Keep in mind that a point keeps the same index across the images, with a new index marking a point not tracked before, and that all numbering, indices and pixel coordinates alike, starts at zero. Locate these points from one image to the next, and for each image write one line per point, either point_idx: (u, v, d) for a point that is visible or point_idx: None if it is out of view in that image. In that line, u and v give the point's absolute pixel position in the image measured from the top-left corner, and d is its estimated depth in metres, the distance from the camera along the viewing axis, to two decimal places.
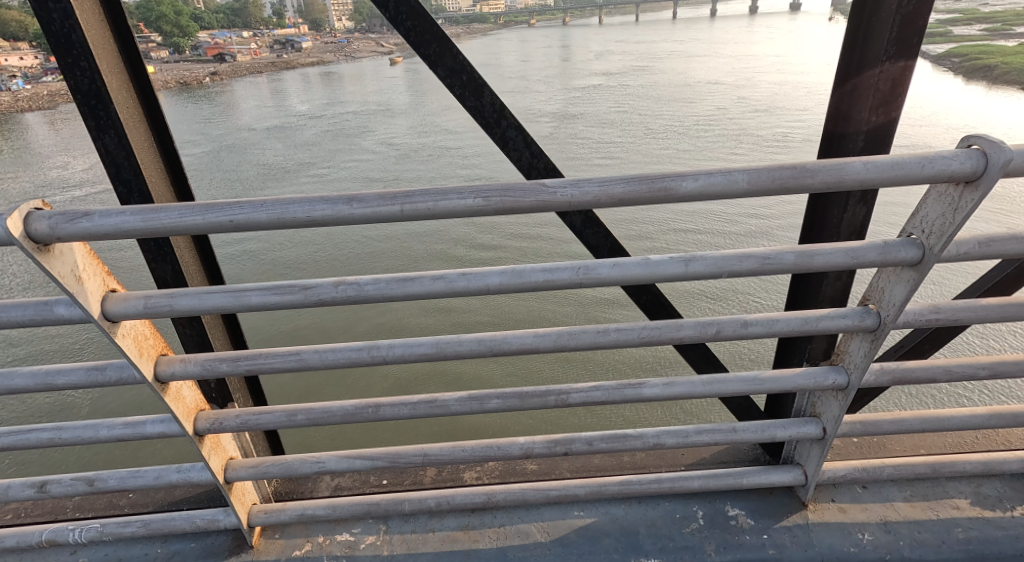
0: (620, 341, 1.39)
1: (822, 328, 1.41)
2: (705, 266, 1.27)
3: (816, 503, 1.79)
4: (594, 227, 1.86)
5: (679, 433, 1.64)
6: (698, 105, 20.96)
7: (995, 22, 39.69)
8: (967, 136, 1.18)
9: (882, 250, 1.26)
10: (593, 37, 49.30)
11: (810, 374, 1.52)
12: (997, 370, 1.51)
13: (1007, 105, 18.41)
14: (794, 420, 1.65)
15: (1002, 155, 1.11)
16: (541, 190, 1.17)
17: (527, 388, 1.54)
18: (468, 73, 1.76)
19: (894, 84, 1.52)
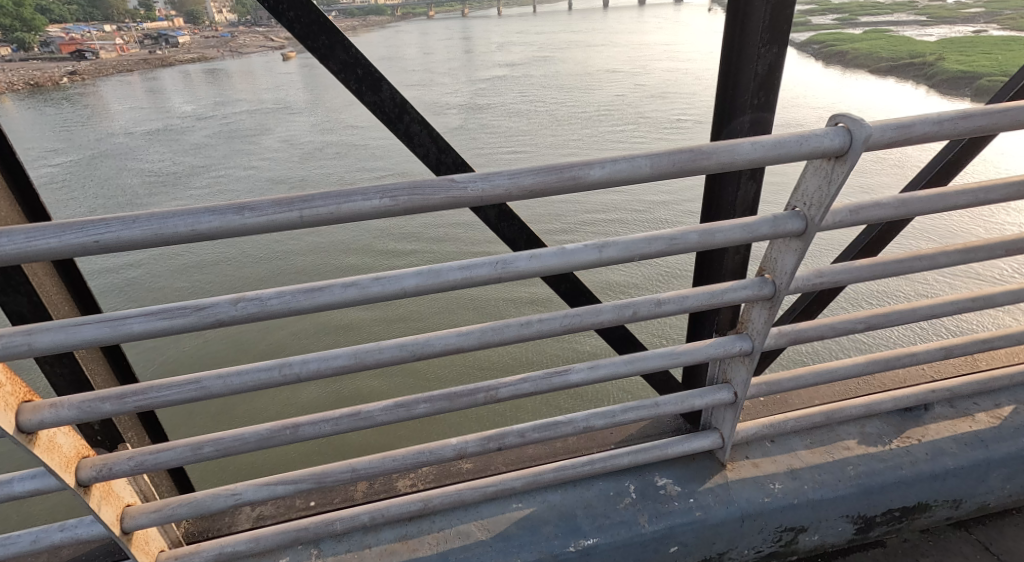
0: (543, 331, 1.46)
1: (727, 300, 1.52)
2: (617, 251, 1.35)
3: (733, 462, 1.93)
4: (509, 220, 1.92)
5: (606, 413, 1.73)
6: (595, 93, 21.63)
7: (846, 13, 43.65)
8: (836, 114, 1.33)
9: (772, 224, 1.39)
10: (488, 28, 49.51)
11: (718, 344, 1.65)
12: (871, 323, 1.68)
13: (863, 85, 20.35)
14: (708, 388, 1.77)
15: (863, 131, 1.25)
16: (451, 185, 1.21)
17: (453, 388, 1.57)
18: (363, 66, 1.76)
19: (770, 70, 1.66)
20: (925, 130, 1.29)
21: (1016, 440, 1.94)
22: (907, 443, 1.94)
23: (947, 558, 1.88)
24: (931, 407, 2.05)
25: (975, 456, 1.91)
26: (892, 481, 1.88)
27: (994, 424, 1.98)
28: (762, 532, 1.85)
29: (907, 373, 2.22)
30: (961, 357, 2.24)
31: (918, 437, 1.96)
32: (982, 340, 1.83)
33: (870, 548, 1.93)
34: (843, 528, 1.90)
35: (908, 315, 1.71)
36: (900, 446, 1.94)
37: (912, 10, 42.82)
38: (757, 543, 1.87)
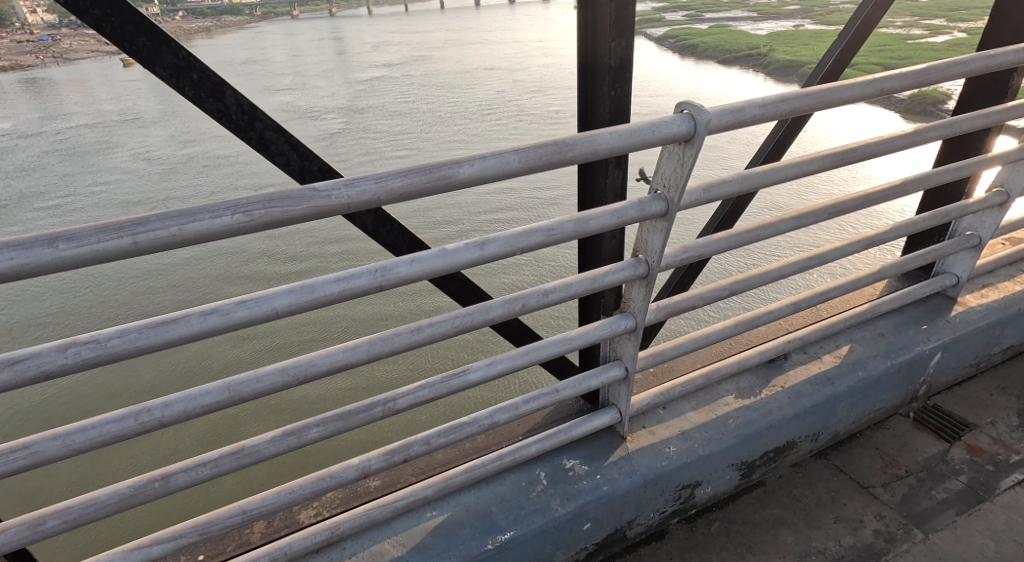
0: (435, 335, 1.49)
1: (607, 283, 1.64)
2: (497, 246, 1.41)
3: (631, 434, 2.05)
4: (387, 224, 1.93)
5: (509, 407, 1.80)
6: (472, 91, 21.83)
7: (694, 9, 47.13)
8: (680, 102, 1.47)
9: (638, 207, 1.51)
10: (357, 29, 48.25)
11: (605, 325, 1.76)
12: (734, 289, 1.87)
13: (716, 74, 22.06)
14: (601, 367, 1.89)
15: (702, 117, 1.40)
16: (313, 194, 1.17)
17: (347, 406, 1.53)
18: (197, 70, 1.67)
19: (622, 62, 1.78)
20: (753, 113, 1.47)
21: (856, 375, 2.24)
22: (774, 392, 2.17)
23: (812, 485, 2.16)
24: (789, 356, 2.31)
25: (827, 394, 2.18)
26: (765, 428, 2.10)
27: (838, 362, 2.27)
28: (663, 494, 2.00)
29: (768, 330, 2.49)
30: (809, 309, 2.54)
31: (782, 385, 2.20)
32: (821, 292, 2.10)
33: (752, 490, 2.17)
34: (729, 477, 2.11)
35: (762, 279, 1.91)
36: (768, 395, 2.17)
37: (751, 6, 46.98)
38: (659, 506, 2.02)
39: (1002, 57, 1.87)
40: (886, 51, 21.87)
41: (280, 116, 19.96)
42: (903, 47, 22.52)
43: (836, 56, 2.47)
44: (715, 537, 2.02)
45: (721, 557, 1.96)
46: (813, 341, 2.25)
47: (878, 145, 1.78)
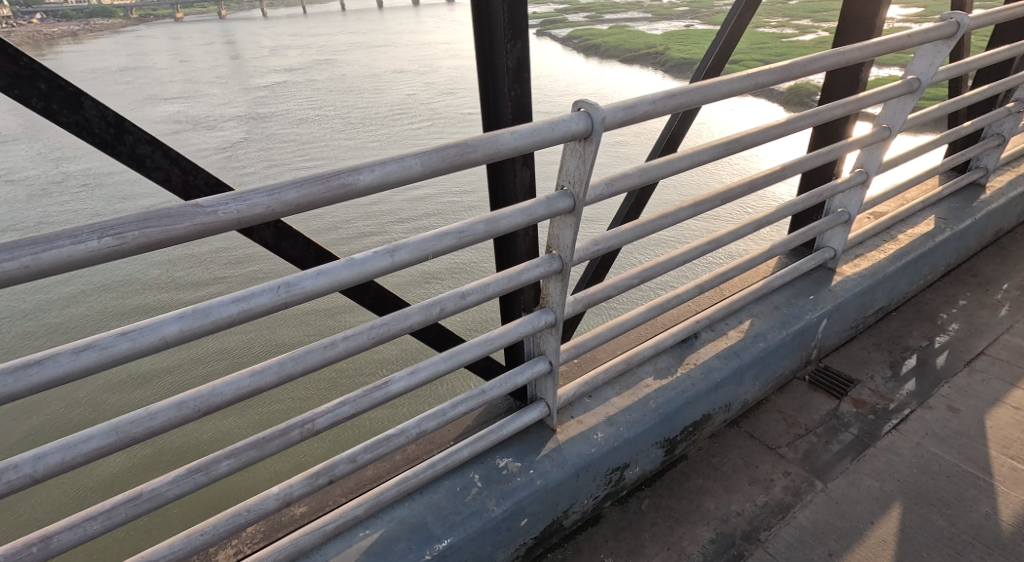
0: (350, 349, 1.47)
1: (524, 280, 1.69)
2: (408, 253, 1.42)
3: (560, 426, 2.10)
4: (289, 237, 1.89)
5: (437, 414, 1.81)
6: (379, 95, 21.47)
7: (593, 11, 48.40)
8: (577, 101, 1.53)
9: (546, 204, 1.57)
10: (252, 32, 46.22)
11: (526, 322, 1.81)
12: (644, 276, 1.98)
13: (617, 72, 22.78)
14: (526, 364, 1.94)
15: (598, 114, 1.47)
16: (197, 211, 1.12)
17: (261, 433, 1.48)
18: (46, 79, 1.58)
19: (519, 63, 1.85)
20: (644, 109, 1.57)
21: (759, 348, 2.41)
22: (688, 370, 2.30)
23: (729, 453, 2.31)
24: (699, 334, 2.45)
25: (734, 366, 2.33)
26: (683, 404, 2.21)
27: (742, 337, 2.43)
28: (595, 480, 2.07)
29: (679, 313, 2.64)
30: (713, 290, 2.71)
31: (695, 362, 2.33)
32: (722, 273, 2.24)
33: (677, 464, 2.29)
34: (654, 455, 2.21)
35: (667, 266, 2.02)
36: (683, 373, 2.29)
37: (647, 6, 48.87)
38: (592, 492, 2.08)
39: (852, 52, 2.07)
40: (767, 45, 23.37)
41: (172, 125, 18.83)
42: (780, 42, 24.23)
43: (716, 55, 2.66)
44: (646, 515, 2.12)
45: (653, 533, 2.06)
46: (719, 319, 2.41)
47: (758, 135, 1.94)
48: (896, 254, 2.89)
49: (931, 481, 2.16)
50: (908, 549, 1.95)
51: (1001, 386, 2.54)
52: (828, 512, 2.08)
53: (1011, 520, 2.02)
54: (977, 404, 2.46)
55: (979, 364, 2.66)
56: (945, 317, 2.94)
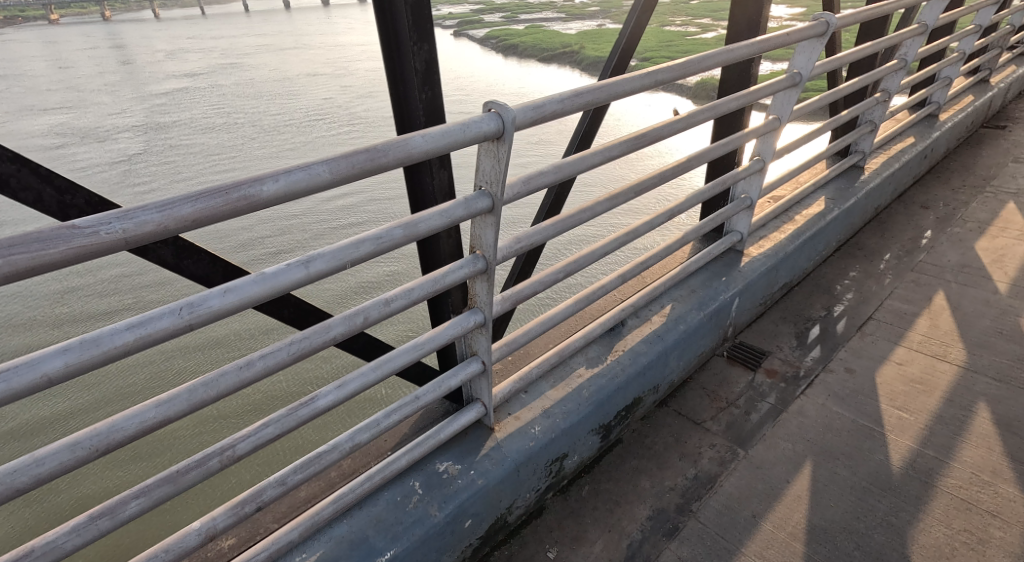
0: (268, 368, 1.44)
1: (449, 283, 1.70)
2: (322, 264, 1.41)
3: (498, 424, 2.12)
4: (192, 255, 1.81)
5: (371, 425, 1.79)
6: (292, 100, 20.76)
7: (508, 11, 48.61)
8: (487, 102, 1.57)
9: (465, 205, 1.59)
10: (149, 34, 43.56)
11: (456, 324, 1.83)
12: (568, 270, 2.03)
13: (535, 72, 23.00)
14: (459, 366, 1.95)
15: (509, 114, 1.51)
16: (75, 233, 1.05)
17: (175, 467, 1.42)
18: None
19: (427, 66, 1.87)
20: (553, 108, 1.62)
21: (680, 331, 2.52)
22: (617, 356, 2.38)
23: (660, 433, 2.42)
24: (625, 322, 2.54)
25: (658, 349, 2.43)
26: (614, 390, 2.29)
27: (665, 321, 2.54)
28: (535, 473, 2.10)
29: (604, 303, 2.72)
30: (635, 278, 2.82)
31: (623, 348, 2.41)
32: (641, 262, 2.34)
33: (613, 449, 2.37)
34: (591, 443, 2.28)
35: (589, 260, 2.09)
36: (613, 359, 2.37)
37: (560, 6, 49.65)
38: (533, 485, 2.12)
39: (739, 50, 2.21)
40: (675, 42, 24.21)
41: (59, 136, 17.44)
42: (687, 39, 25.20)
43: (619, 52, 2.75)
44: (586, 501, 2.18)
45: (594, 518, 2.12)
46: (641, 306, 2.50)
47: (664, 128, 2.03)
48: (795, 233, 3.10)
49: (834, 438, 2.35)
50: (819, 502, 2.11)
51: (889, 345, 2.79)
52: (751, 477, 2.21)
53: (902, 463, 2.23)
54: (870, 363, 2.69)
55: (869, 328, 2.91)
56: (840, 288, 3.20)
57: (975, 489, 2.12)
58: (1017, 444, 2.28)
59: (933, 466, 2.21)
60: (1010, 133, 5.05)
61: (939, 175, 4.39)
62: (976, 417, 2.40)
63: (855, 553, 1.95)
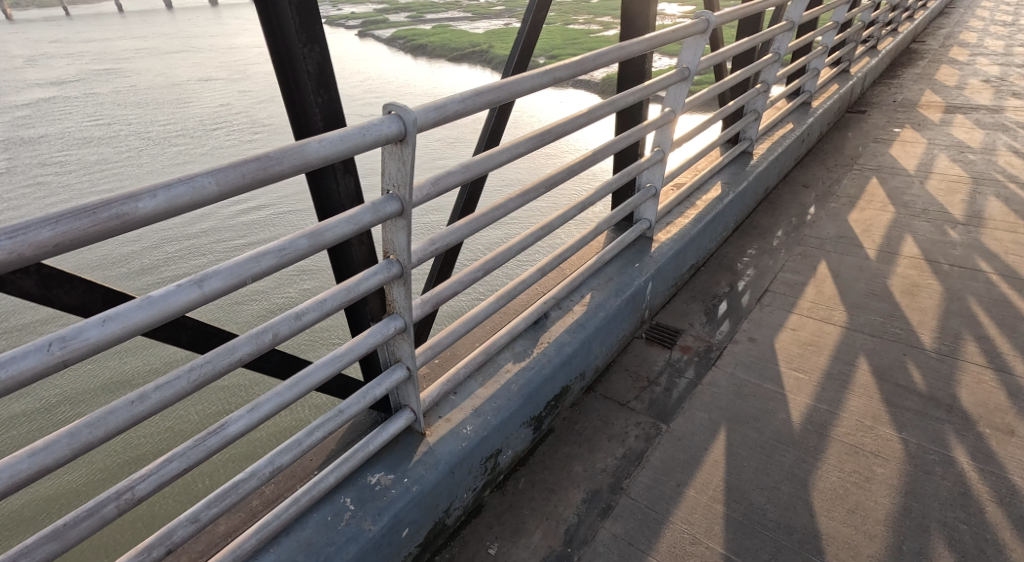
0: (166, 399, 1.34)
1: (363, 290, 1.67)
2: (219, 281, 1.35)
3: (429, 428, 2.11)
4: (64, 283, 1.58)
5: (293, 446, 1.73)
6: (185, 108, 19.62)
7: (412, 12, 48.04)
8: (386, 105, 1.56)
9: (373, 210, 1.58)
10: (13, 39, 39.80)
11: (376, 332, 1.80)
12: (488, 268, 2.07)
13: (441, 72, 22.89)
14: (383, 375, 1.92)
15: (410, 116, 1.51)
16: None
17: (64, 519, 1.30)
18: None
19: (320, 68, 1.81)
20: (455, 108, 1.65)
21: (600, 317, 2.61)
22: (543, 348, 2.43)
23: (588, 417, 2.50)
24: (548, 314, 2.59)
25: (582, 338, 2.50)
26: (541, 382, 2.34)
27: (585, 310, 2.61)
28: (470, 472, 2.11)
29: (527, 297, 2.78)
30: (554, 271, 2.89)
31: (547, 340, 2.46)
32: (559, 254, 2.41)
33: (546, 439, 2.43)
34: (523, 435, 2.32)
35: (507, 256, 2.13)
36: (539, 352, 2.41)
37: (460, 5, 49.67)
38: (470, 484, 2.12)
39: (629, 47, 2.30)
40: (578, 39, 24.77)
41: None
42: (590, 37, 25.80)
43: (520, 50, 2.81)
44: (523, 493, 2.23)
45: (531, 509, 2.17)
46: (562, 297, 2.57)
47: (567, 124, 2.11)
48: (697, 218, 3.27)
49: (742, 402, 2.51)
50: (733, 465, 2.24)
51: (784, 313, 3.01)
52: (674, 448, 2.33)
53: (802, 418, 2.42)
54: (769, 331, 2.90)
55: (767, 299, 3.13)
56: (741, 265, 3.42)
57: (862, 434, 2.34)
58: (893, 389, 2.53)
59: (827, 418, 2.41)
60: (870, 117, 5.58)
61: (816, 157, 4.78)
62: (859, 370, 2.65)
63: (768, 507, 2.09)
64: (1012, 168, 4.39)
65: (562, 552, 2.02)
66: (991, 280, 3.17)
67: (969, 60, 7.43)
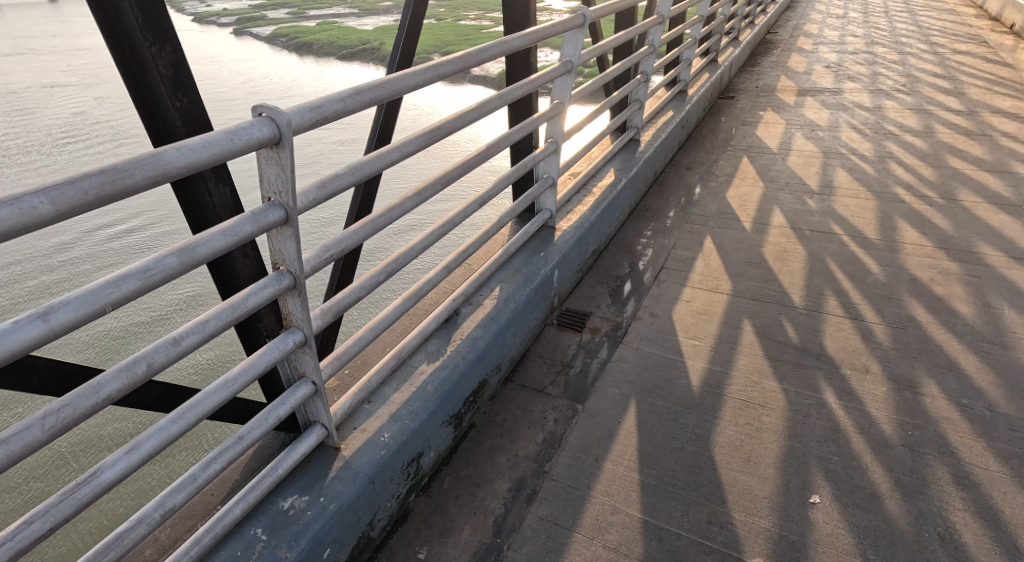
0: (21, 453, 1.17)
1: (252, 306, 1.57)
2: (68, 313, 1.18)
3: (345, 442, 2.03)
4: None
5: (188, 482, 1.58)
6: (34, 120, 17.72)
7: (289, 8, 46.12)
8: (256, 106, 1.47)
9: (253, 220, 1.48)
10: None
11: (273, 348, 1.69)
12: (389, 271, 2.04)
13: (322, 71, 22.14)
14: (288, 392, 1.81)
15: (283, 118, 1.44)
16: None
17: None
18: None
19: (174, 68, 1.56)
20: (333, 108, 1.60)
21: (509, 308, 2.65)
22: (456, 345, 2.42)
23: (507, 408, 2.54)
24: (459, 311, 2.59)
25: (493, 331, 2.53)
26: (457, 379, 2.33)
27: (495, 303, 2.64)
28: (392, 480, 2.06)
29: (436, 295, 2.78)
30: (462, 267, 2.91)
31: (461, 337, 2.46)
32: (463, 251, 2.42)
33: (467, 435, 2.44)
34: (444, 435, 2.31)
35: (408, 257, 2.12)
36: (453, 350, 2.40)
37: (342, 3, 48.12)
38: (393, 492, 2.08)
39: (510, 42, 2.36)
40: (462, 35, 24.82)
41: None
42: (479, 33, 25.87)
43: (402, 48, 2.81)
44: (449, 492, 2.22)
45: (458, 506, 2.17)
46: (470, 294, 2.58)
47: (456, 120, 2.12)
48: (595, 204, 3.39)
49: (647, 374, 2.65)
50: (646, 435, 2.36)
51: (678, 287, 3.19)
52: (590, 428, 2.42)
53: (700, 382, 2.59)
54: (667, 305, 3.07)
55: (663, 275, 3.31)
56: (640, 246, 3.59)
57: (751, 389, 2.54)
58: (772, 345, 2.77)
59: (721, 378, 2.60)
60: (738, 102, 6.00)
61: (696, 141, 5.07)
62: (744, 332, 2.86)
63: (677, 468, 2.22)
64: (855, 142, 4.90)
65: (492, 544, 2.04)
66: (844, 241, 3.54)
67: (813, 48, 8.18)
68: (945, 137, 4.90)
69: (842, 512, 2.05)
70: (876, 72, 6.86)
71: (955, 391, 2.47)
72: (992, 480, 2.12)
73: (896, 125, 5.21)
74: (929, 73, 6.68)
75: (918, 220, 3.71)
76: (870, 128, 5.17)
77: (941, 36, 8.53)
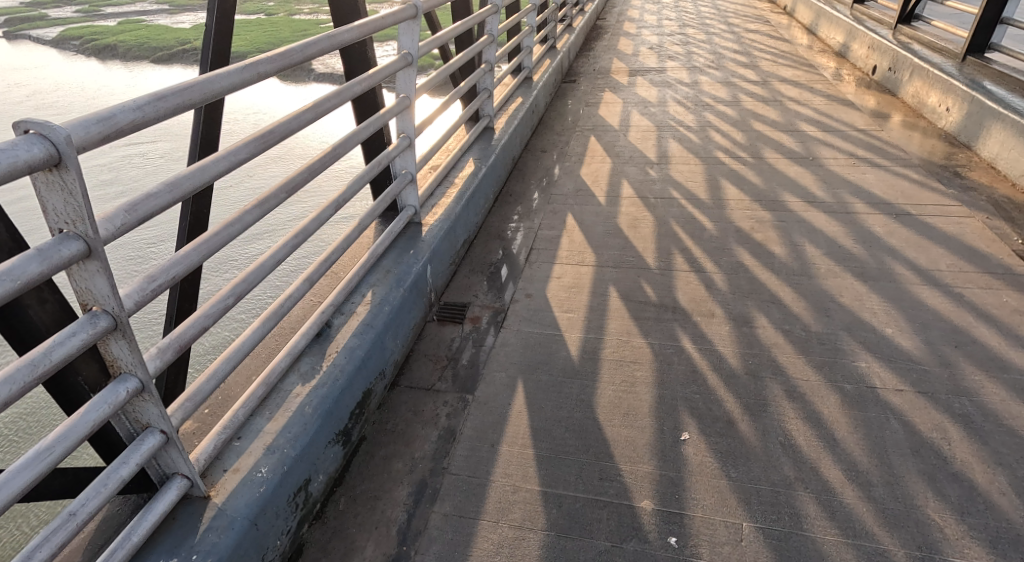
0: None
1: (60, 357, 1.40)
2: None
3: (214, 488, 1.90)
4: None
5: None
6: None
7: None
8: (20, 123, 1.30)
9: (41, 257, 1.32)
10: None
11: (101, 402, 1.53)
12: (237, 293, 1.92)
13: None
14: (131, 446, 1.65)
15: (59, 134, 1.29)
16: None
17: None
18: None
19: None
20: (129, 118, 1.48)
21: (384, 311, 2.61)
22: (332, 359, 2.34)
23: (396, 414, 2.51)
24: (331, 323, 2.50)
25: (371, 339, 2.48)
26: (338, 394, 2.26)
27: (369, 308, 2.59)
28: (279, 515, 1.96)
29: (304, 310, 2.67)
30: (328, 276, 2.83)
31: (336, 349, 2.38)
32: (326, 258, 2.35)
33: (358, 450, 2.37)
34: (332, 455, 2.23)
35: (260, 273, 2.01)
36: (329, 364, 2.32)
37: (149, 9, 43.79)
38: (282, 528, 1.98)
39: (339, 36, 2.30)
40: (287, 34, 23.31)
41: None
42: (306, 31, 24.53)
43: (214, 46, 2.64)
44: (346, 512, 2.16)
45: (357, 525, 2.11)
46: (340, 303, 2.51)
47: (292, 121, 2.05)
48: (458, 197, 3.42)
49: (530, 353, 2.74)
50: (534, 411, 2.44)
51: (548, 266, 3.32)
52: (480, 416, 2.46)
53: (579, 351, 2.72)
54: (539, 285, 3.18)
55: (533, 257, 3.41)
56: (509, 232, 3.68)
57: (623, 349, 2.71)
58: (635, 306, 2.97)
59: (597, 344, 2.74)
60: (579, 86, 6.29)
61: (547, 126, 5.26)
62: (611, 298, 3.04)
63: (567, 436, 2.33)
64: (681, 115, 5.34)
65: (397, 554, 2.01)
66: (682, 204, 3.86)
67: (637, 31, 8.78)
68: (749, 104, 5.49)
69: (708, 444, 2.25)
70: (690, 51, 7.50)
71: (780, 321, 2.80)
72: (814, 389, 2.44)
73: (710, 97, 5.74)
74: (730, 50, 7.41)
75: (737, 178, 4.14)
76: (691, 101, 5.66)
77: (736, 18, 9.51)
